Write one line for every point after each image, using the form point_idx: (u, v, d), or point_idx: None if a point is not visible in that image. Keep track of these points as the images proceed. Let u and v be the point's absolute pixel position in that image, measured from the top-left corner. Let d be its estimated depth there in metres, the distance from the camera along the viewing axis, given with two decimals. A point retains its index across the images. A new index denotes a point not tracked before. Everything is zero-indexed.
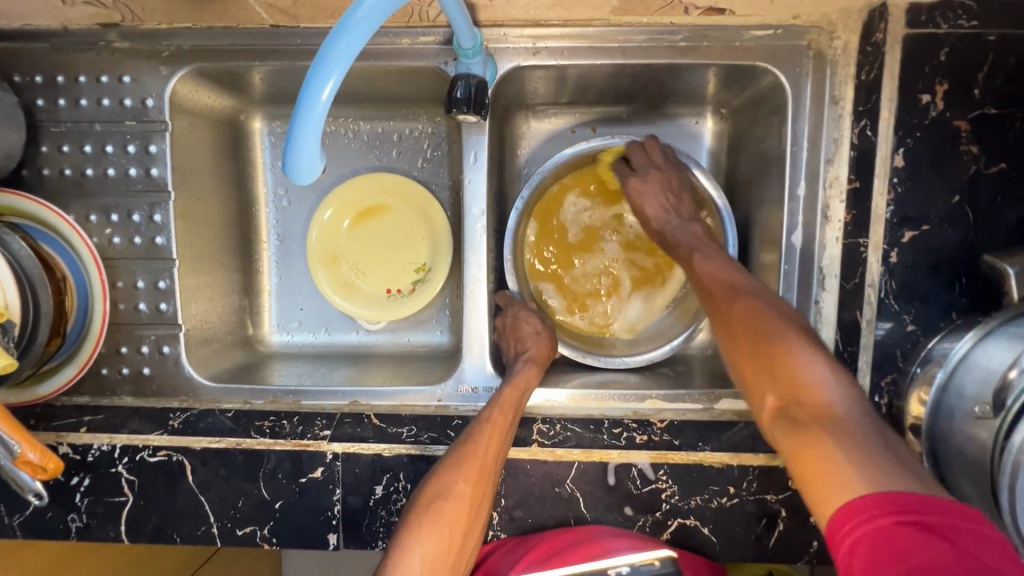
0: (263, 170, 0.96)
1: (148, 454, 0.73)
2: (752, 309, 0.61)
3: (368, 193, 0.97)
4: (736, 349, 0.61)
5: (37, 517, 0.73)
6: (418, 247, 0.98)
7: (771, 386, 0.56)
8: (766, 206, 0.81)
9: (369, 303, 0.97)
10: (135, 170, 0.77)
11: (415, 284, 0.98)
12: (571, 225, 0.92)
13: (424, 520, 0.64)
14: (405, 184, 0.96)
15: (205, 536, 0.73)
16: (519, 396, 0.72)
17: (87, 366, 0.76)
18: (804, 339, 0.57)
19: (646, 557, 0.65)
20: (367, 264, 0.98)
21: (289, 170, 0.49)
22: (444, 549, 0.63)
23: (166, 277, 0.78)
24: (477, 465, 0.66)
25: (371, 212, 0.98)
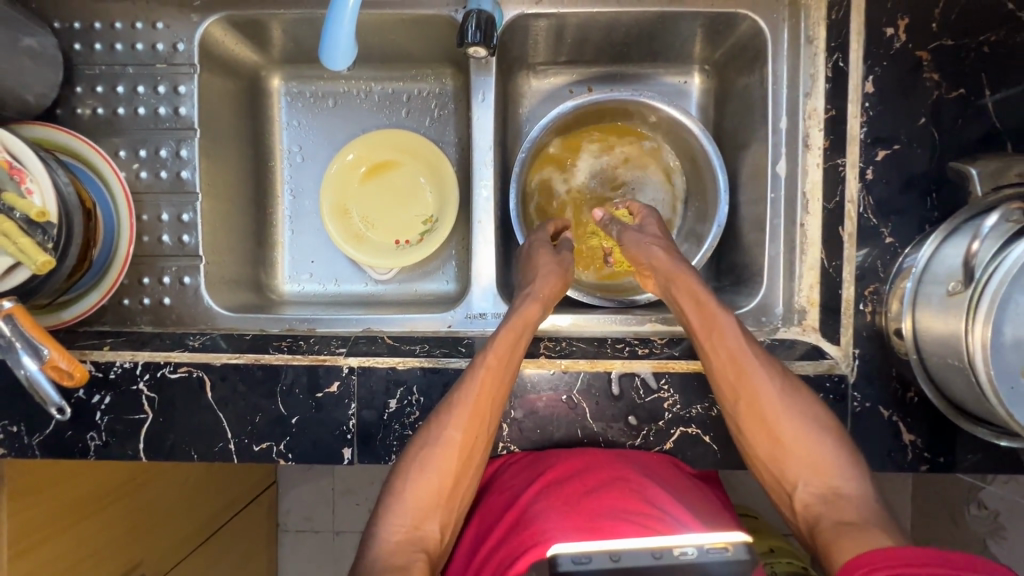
0: (279, 128, 1.02)
1: (169, 371, 0.75)
2: (789, 403, 0.68)
3: (380, 149, 1.02)
4: (749, 426, 0.69)
5: (56, 436, 0.75)
6: (426, 200, 1.03)
7: (805, 473, 0.66)
8: (752, 146, 0.88)
9: (379, 252, 1.01)
10: (164, 109, 0.82)
11: (423, 234, 1.02)
12: (564, 181, 0.99)
13: (415, 468, 0.67)
14: (415, 140, 1.01)
15: (222, 453, 0.75)
16: (515, 340, 0.72)
17: (111, 293, 0.79)
18: (829, 431, 0.67)
19: (716, 541, 0.54)
20: (376, 217, 1.03)
21: (323, 59, 0.61)
22: (435, 492, 0.67)
23: (190, 210, 0.83)
24: (472, 413, 0.69)
25: (380, 168, 1.03)
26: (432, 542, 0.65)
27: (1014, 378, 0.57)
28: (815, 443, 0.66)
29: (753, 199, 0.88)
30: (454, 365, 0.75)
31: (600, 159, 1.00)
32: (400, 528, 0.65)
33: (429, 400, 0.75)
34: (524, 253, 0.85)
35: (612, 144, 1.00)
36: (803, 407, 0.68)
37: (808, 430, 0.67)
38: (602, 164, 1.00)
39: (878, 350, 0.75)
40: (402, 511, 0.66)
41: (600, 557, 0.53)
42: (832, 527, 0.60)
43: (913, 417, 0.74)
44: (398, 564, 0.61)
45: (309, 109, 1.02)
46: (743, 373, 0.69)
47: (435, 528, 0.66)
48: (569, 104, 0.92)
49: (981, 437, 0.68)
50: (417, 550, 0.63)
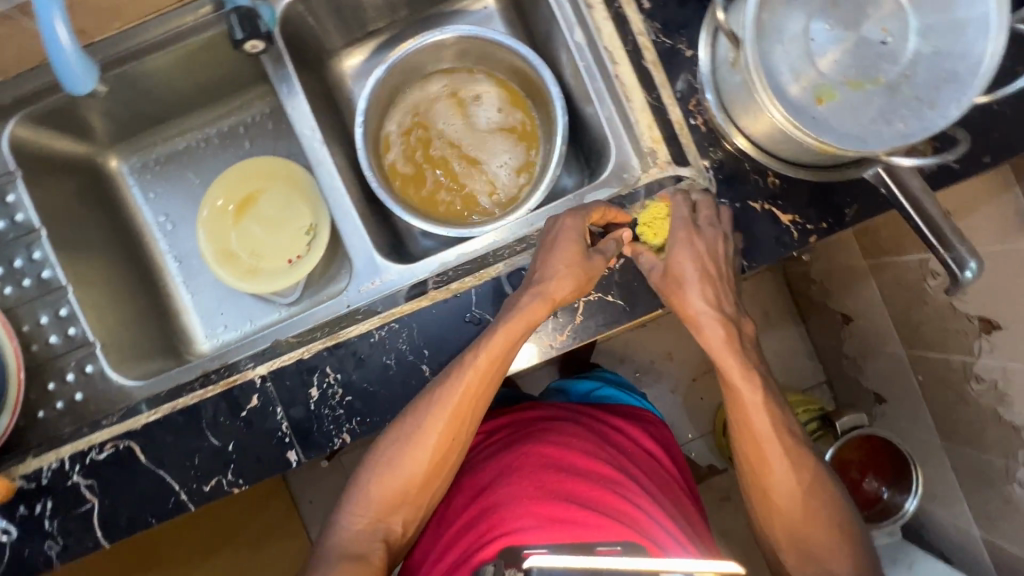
0: (139, 206, 1.04)
1: (97, 453, 0.75)
2: (785, 458, 0.75)
3: (241, 184, 1.05)
4: (746, 451, 0.77)
5: (16, 559, 0.74)
6: (300, 212, 1.05)
7: (778, 520, 0.77)
8: (552, 32, 0.92)
9: (276, 276, 1.03)
10: (3, 223, 0.84)
11: (309, 244, 1.03)
12: (414, 141, 1.03)
13: (385, 467, 0.75)
14: (268, 161, 1.04)
15: (178, 506, 0.75)
16: (511, 341, 0.71)
17: (18, 410, 0.79)
18: (824, 496, 0.76)
19: (709, 569, 0.58)
20: (262, 248, 1.05)
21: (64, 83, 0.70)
22: (401, 490, 0.76)
23: (65, 303, 0.84)
24: (448, 415, 0.73)
25: (247, 202, 1.05)
26: (394, 534, 0.77)
27: (810, 109, 0.60)
28: (809, 506, 0.75)
29: (577, 78, 0.91)
30: (355, 332, 0.77)
31: (428, 108, 1.03)
32: (361, 519, 0.76)
33: (346, 373, 0.76)
34: (550, 241, 0.74)
35: (440, 88, 1.03)
36: (787, 432, 0.76)
37: (802, 496, 0.75)
38: (441, 112, 1.03)
39: (727, 152, 0.78)
40: (363, 505, 0.76)
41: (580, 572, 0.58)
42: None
43: (783, 194, 0.77)
44: (357, 553, 0.73)
45: (158, 178, 1.05)
46: (735, 376, 0.75)
47: (400, 520, 0.77)
48: (381, 67, 0.93)
49: (835, 177, 0.76)
50: (378, 538, 0.75)
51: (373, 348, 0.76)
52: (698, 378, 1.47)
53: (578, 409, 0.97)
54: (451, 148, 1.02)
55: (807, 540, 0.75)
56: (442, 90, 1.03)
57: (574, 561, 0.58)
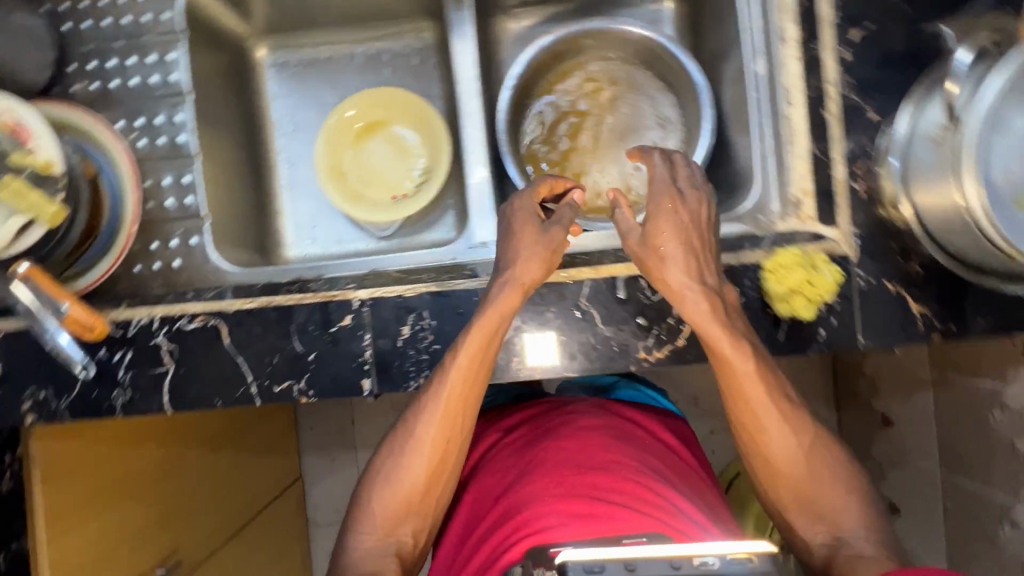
0: (270, 100, 1.06)
1: (186, 322, 0.77)
2: (781, 427, 0.73)
3: (373, 108, 1.05)
4: (756, 459, 0.75)
5: (83, 398, 0.76)
6: (415, 154, 1.05)
7: (804, 521, 0.73)
8: (728, 53, 0.90)
9: (378, 208, 1.03)
10: (156, 77, 0.84)
11: (420, 186, 1.04)
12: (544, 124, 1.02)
13: (388, 479, 0.77)
14: (403, 95, 1.04)
15: (245, 397, 0.76)
16: (492, 335, 0.71)
17: (123, 257, 0.82)
18: (840, 483, 0.73)
19: (738, 551, 0.53)
20: (371, 176, 1.05)
21: None
22: (406, 498, 0.76)
23: (190, 172, 0.85)
24: (440, 419, 0.74)
25: (368, 129, 1.05)
26: (407, 548, 0.76)
27: (1009, 210, 0.58)
28: (810, 461, 0.74)
29: (739, 105, 0.90)
30: (462, 286, 0.77)
31: (575, 90, 1.02)
32: (373, 534, 0.76)
33: (442, 323, 0.76)
34: (506, 224, 0.74)
35: (577, 79, 1.02)
36: (793, 424, 0.73)
37: (806, 454, 0.74)
38: (577, 101, 1.02)
39: (879, 225, 0.76)
40: (371, 520, 0.76)
41: (614, 566, 0.53)
42: (851, 556, 0.68)
43: (921, 284, 0.75)
44: (372, 568, 0.73)
45: (295, 79, 1.06)
46: (738, 359, 0.69)
47: (409, 532, 0.76)
48: (547, 39, 0.95)
49: (994, 286, 0.73)
50: (389, 552, 0.75)
51: (475, 308, 0.76)
52: (714, 432, 1.45)
53: (591, 401, 0.96)
54: (577, 135, 1.02)
55: (821, 505, 0.73)
56: (580, 80, 1.02)
57: (603, 554, 0.54)
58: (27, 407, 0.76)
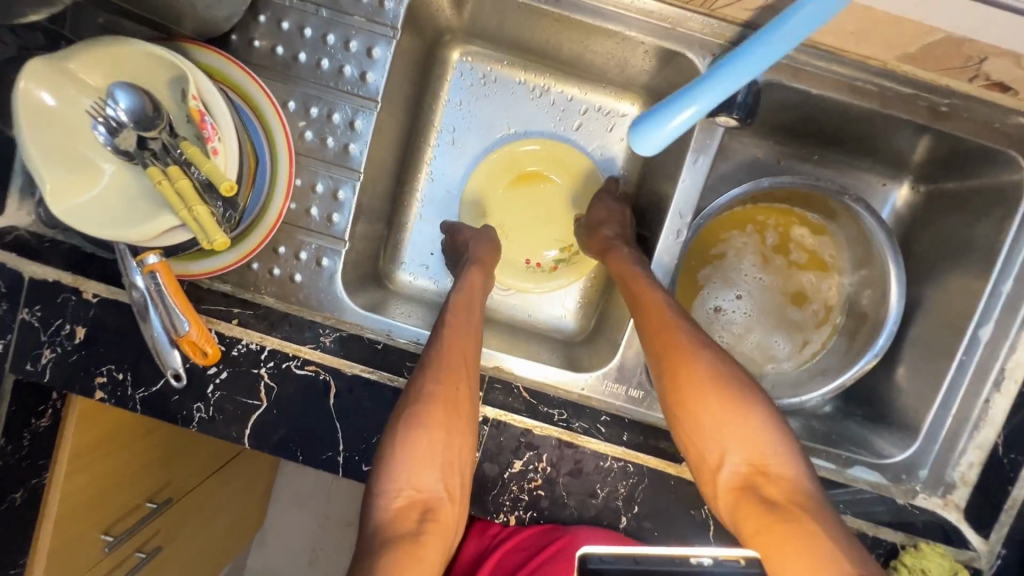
0: (443, 105, 0.93)
1: (295, 365, 0.70)
2: (710, 365, 0.64)
3: (558, 159, 0.95)
4: (685, 432, 0.64)
5: (161, 396, 0.69)
6: (566, 227, 0.96)
7: (733, 448, 0.60)
8: (942, 287, 0.81)
9: (506, 264, 0.95)
10: (350, 70, 0.72)
11: (557, 262, 0.95)
12: (770, 246, 0.93)
13: (400, 424, 0.62)
14: (579, 159, 0.94)
15: (329, 462, 0.70)
16: (468, 307, 0.73)
17: (247, 258, 0.73)
18: (767, 405, 0.62)
19: (730, 552, 0.53)
20: (513, 229, 0.96)
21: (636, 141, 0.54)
22: (431, 450, 0.61)
23: (347, 188, 0.74)
24: (446, 368, 0.65)
25: (531, 176, 0.95)
26: (441, 508, 0.60)
27: None
28: (743, 426, 0.60)
29: (926, 344, 0.81)
30: (592, 446, 0.71)
31: (816, 252, 0.93)
32: (399, 494, 0.59)
33: (556, 472, 0.71)
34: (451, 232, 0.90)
35: (842, 248, 0.92)
36: (739, 393, 0.62)
37: (732, 395, 0.62)
38: (807, 260, 0.94)
39: None
40: (394, 476, 0.60)
41: (624, 558, 0.55)
42: (774, 517, 0.54)
43: None
44: (400, 532, 0.56)
45: (475, 92, 0.93)
46: (667, 336, 0.66)
47: (439, 486, 0.60)
48: (764, 181, 0.84)
49: None
50: (422, 513, 0.58)
51: (596, 471, 0.71)
52: None
53: None
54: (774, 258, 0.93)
55: (740, 440, 0.60)
56: (837, 249, 0.92)
57: (617, 549, 0.56)
58: (100, 382, 0.69)
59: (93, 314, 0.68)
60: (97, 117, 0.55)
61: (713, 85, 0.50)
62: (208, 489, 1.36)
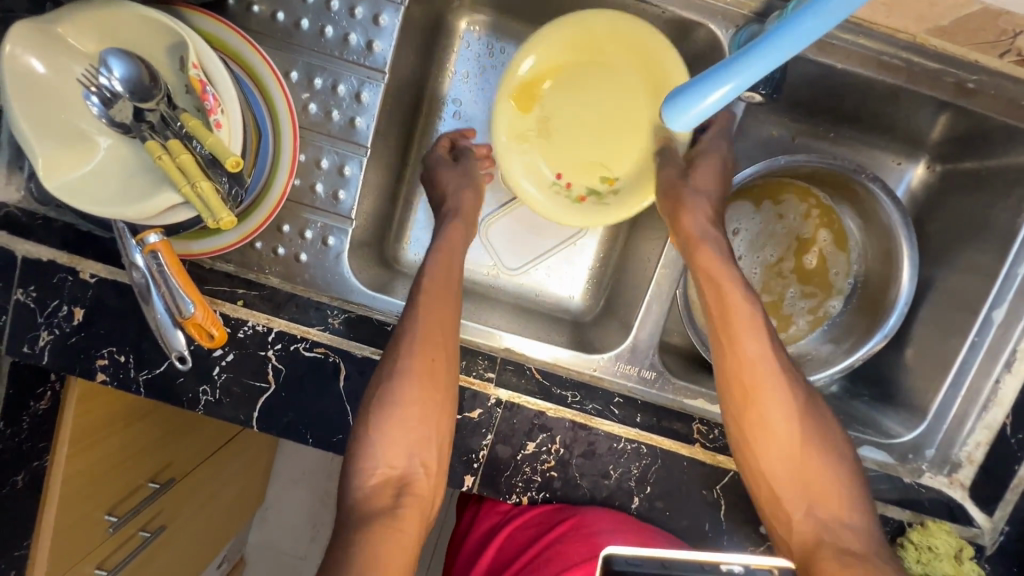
0: (449, 77, 0.89)
1: (304, 347, 0.68)
2: (791, 417, 0.65)
3: (621, 49, 0.76)
4: (755, 473, 0.65)
5: (165, 378, 0.67)
6: (620, 153, 0.80)
7: (809, 498, 0.63)
8: (954, 268, 0.81)
9: (533, 179, 0.80)
10: (356, 39, 0.68)
11: (589, 191, 0.81)
12: (788, 243, 0.92)
13: (375, 403, 0.63)
14: (652, 44, 0.73)
15: (339, 445, 0.69)
16: (448, 275, 0.71)
17: (250, 237, 0.70)
18: (845, 456, 0.65)
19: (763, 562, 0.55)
20: (556, 139, 0.80)
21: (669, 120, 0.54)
22: (407, 429, 0.63)
23: (354, 164, 0.71)
24: (420, 341, 0.65)
25: (592, 71, 0.78)
26: (418, 484, 0.62)
27: None
28: (818, 480, 0.64)
29: (940, 325, 0.80)
30: (606, 428, 0.71)
31: (826, 260, 0.92)
32: (376, 473, 0.62)
33: (569, 454, 0.70)
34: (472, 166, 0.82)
35: (852, 271, 0.91)
36: (823, 445, 0.65)
37: (810, 451, 0.64)
38: (817, 262, 0.92)
39: None
40: (371, 455, 0.62)
41: (651, 562, 0.54)
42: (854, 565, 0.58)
43: None
44: (377, 510, 0.59)
45: (482, 64, 0.89)
46: (760, 367, 0.65)
47: (413, 463, 0.63)
48: (782, 160, 0.82)
49: None
50: (399, 492, 0.61)
51: (609, 453, 0.71)
52: None
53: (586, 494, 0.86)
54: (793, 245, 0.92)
55: (818, 491, 0.63)
56: (846, 266, 0.91)
57: (644, 551, 0.55)
58: (101, 364, 0.67)
59: (93, 294, 0.66)
60: (89, 86, 0.52)
61: (752, 61, 0.47)
62: (209, 468, 1.35)
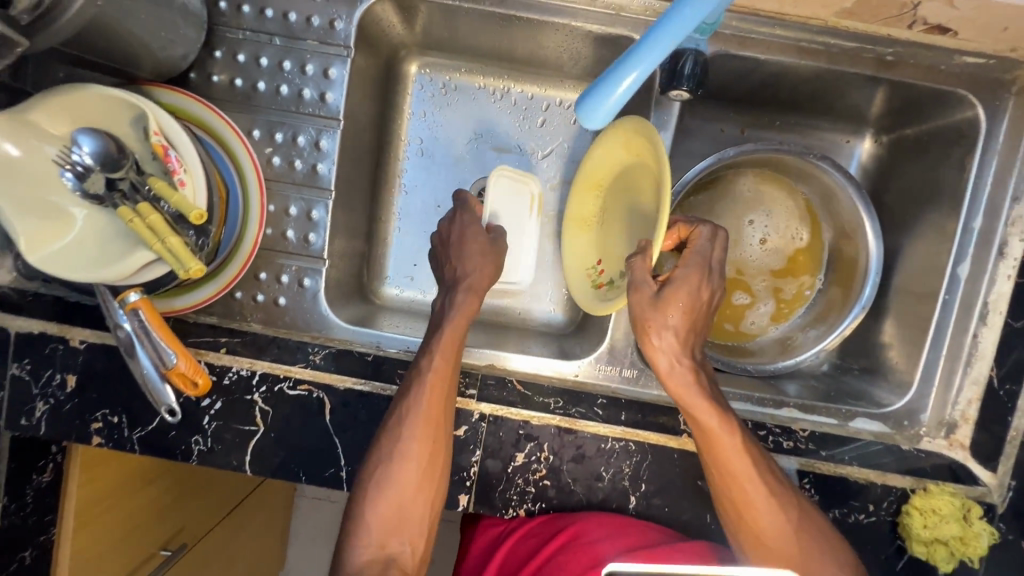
0: (408, 118, 0.95)
1: (288, 386, 0.70)
2: (780, 519, 0.63)
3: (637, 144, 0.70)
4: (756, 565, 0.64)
5: (158, 434, 0.69)
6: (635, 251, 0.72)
7: None
8: (915, 233, 0.82)
9: (578, 260, 0.83)
10: (310, 92, 0.74)
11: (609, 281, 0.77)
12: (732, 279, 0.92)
13: (385, 442, 0.66)
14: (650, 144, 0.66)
15: (332, 479, 0.70)
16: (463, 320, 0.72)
17: (228, 287, 0.73)
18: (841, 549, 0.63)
19: None
20: (603, 227, 0.80)
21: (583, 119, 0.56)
22: (413, 459, 0.65)
23: (321, 207, 0.75)
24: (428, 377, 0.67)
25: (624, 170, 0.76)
26: (405, 558, 0.64)
27: None
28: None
29: (915, 290, 0.81)
30: (591, 429, 0.71)
31: (747, 312, 0.93)
32: (366, 550, 0.63)
33: (559, 461, 0.71)
34: (443, 240, 0.79)
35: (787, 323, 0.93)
36: (816, 542, 0.63)
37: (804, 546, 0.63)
38: (743, 301, 0.93)
39: None
40: (371, 507, 0.64)
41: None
42: None
43: None
44: None
45: (437, 102, 0.95)
46: (730, 483, 0.64)
47: (404, 545, 0.64)
48: (730, 151, 0.85)
49: None
50: (387, 569, 0.62)
51: (599, 455, 0.71)
52: None
53: None
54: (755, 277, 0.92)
55: None
56: (764, 323, 0.93)
57: None
58: (96, 428, 0.69)
59: (83, 360, 0.69)
60: (63, 164, 0.56)
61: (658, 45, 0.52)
62: (224, 530, 1.34)
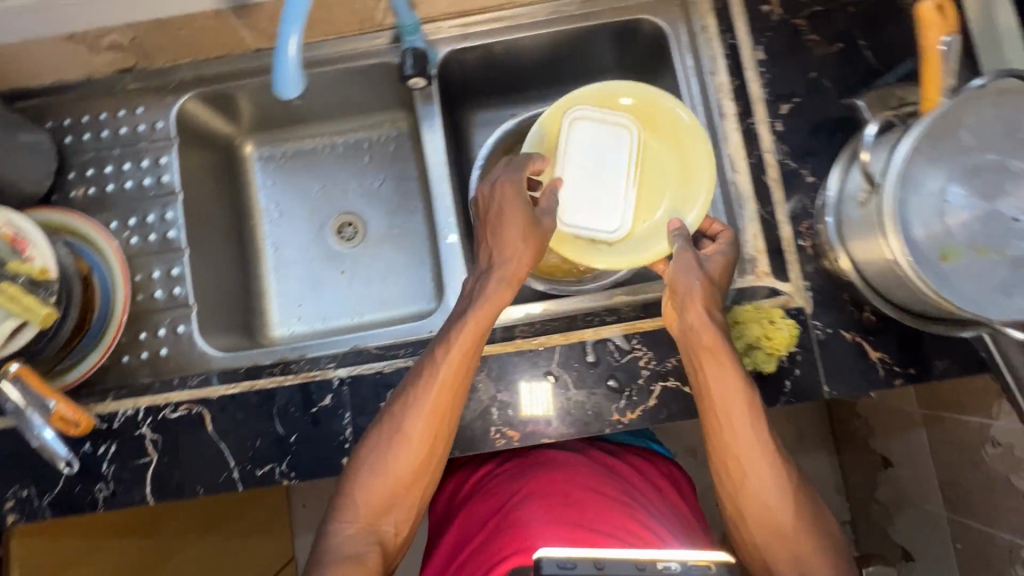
0: (257, 191, 1.08)
1: (170, 411, 0.79)
2: (756, 442, 0.70)
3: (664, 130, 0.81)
4: (721, 468, 0.71)
5: (66, 493, 0.77)
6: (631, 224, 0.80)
7: (760, 504, 0.70)
8: None
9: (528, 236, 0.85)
10: (149, 180, 0.92)
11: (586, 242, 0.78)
12: None
13: (395, 437, 0.71)
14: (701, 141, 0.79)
15: (227, 483, 0.77)
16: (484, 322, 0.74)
17: (109, 351, 0.84)
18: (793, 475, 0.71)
19: (700, 559, 0.51)
20: None
21: (280, 92, 0.68)
22: (410, 459, 0.71)
23: (179, 264, 0.90)
24: (449, 377, 0.71)
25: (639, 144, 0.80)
26: (389, 534, 0.71)
27: (934, 264, 0.61)
28: (771, 492, 0.70)
29: None
30: None
31: None
32: (354, 524, 0.70)
33: None
34: (493, 209, 0.74)
35: None
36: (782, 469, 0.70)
37: (769, 464, 0.70)
38: None
39: (830, 278, 0.80)
40: (363, 489, 0.71)
41: (585, 562, 0.50)
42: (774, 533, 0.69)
43: (868, 331, 0.78)
44: (353, 556, 0.68)
45: (279, 171, 1.08)
46: (730, 406, 0.69)
47: (393, 523, 0.72)
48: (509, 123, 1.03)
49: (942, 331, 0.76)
50: (372, 541, 0.70)
51: None
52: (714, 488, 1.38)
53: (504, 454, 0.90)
54: None
55: (772, 501, 0.69)
56: None
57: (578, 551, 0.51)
58: (10, 506, 0.77)
59: None
60: None
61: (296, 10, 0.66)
62: None
